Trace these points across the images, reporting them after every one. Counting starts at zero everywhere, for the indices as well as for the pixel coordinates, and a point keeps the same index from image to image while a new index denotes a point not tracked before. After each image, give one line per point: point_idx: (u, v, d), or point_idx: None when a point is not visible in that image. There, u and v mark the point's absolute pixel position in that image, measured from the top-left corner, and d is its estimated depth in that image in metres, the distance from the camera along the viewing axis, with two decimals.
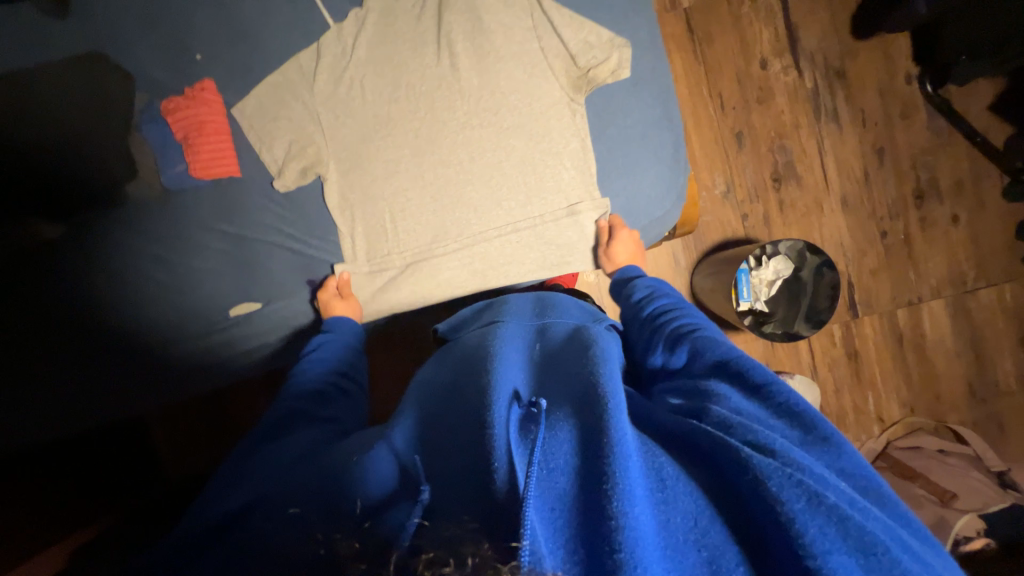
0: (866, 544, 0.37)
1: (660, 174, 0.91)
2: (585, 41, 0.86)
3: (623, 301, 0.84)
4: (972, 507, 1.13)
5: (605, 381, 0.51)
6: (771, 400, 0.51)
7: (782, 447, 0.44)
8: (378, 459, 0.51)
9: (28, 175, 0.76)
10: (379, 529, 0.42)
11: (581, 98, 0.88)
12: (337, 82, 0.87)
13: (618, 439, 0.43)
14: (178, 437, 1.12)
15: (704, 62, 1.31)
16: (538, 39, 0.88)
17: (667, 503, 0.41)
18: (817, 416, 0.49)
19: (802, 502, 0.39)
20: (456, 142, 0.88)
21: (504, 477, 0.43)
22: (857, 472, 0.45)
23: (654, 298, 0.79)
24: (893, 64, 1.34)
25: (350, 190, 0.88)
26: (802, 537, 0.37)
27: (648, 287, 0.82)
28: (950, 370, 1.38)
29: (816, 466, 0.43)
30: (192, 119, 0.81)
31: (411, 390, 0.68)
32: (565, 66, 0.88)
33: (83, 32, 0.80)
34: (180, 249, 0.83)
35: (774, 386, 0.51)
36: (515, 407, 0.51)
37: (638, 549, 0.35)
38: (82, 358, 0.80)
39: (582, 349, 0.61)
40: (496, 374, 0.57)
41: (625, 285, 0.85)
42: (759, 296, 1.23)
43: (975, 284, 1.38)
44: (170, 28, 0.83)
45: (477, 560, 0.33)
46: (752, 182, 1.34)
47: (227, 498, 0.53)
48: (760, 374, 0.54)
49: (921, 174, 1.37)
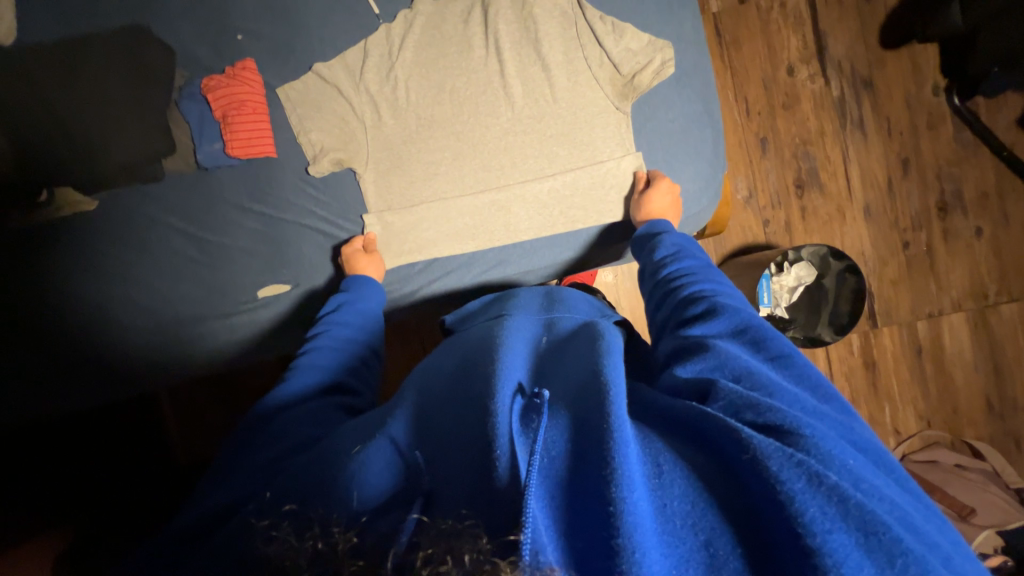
0: (868, 524, 0.35)
1: (698, 169, 0.91)
2: (627, 49, 0.86)
3: (644, 255, 0.79)
4: (989, 523, 1.15)
5: (608, 370, 0.50)
6: (786, 368, 0.52)
7: (791, 427, 0.42)
8: (376, 452, 0.50)
9: (65, 133, 0.77)
10: (375, 528, 0.41)
11: (627, 106, 0.88)
12: (376, 66, 0.87)
13: (619, 424, 0.42)
14: (191, 417, 1.13)
15: (731, 67, 1.31)
16: (582, 48, 0.88)
17: (662, 488, 0.39)
18: (829, 388, 0.50)
19: (802, 482, 0.37)
20: (496, 141, 0.88)
21: (505, 464, 0.42)
22: (846, 432, 0.46)
23: (679, 255, 0.75)
24: (921, 74, 1.34)
25: (383, 174, 0.87)
26: (801, 517, 0.35)
27: (675, 244, 0.77)
28: (968, 384, 1.37)
29: (829, 442, 0.42)
30: (231, 98, 0.81)
31: (413, 377, 0.65)
32: (609, 76, 0.88)
33: (126, 9, 0.81)
34: (212, 225, 0.84)
35: (792, 359, 0.52)
36: (518, 397, 0.49)
37: (635, 534, 0.34)
38: (103, 334, 0.81)
39: (591, 340, 0.59)
40: (501, 363, 0.55)
41: (650, 238, 0.80)
42: (779, 302, 1.23)
43: (996, 299, 1.37)
44: (214, 6, 0.84)
45: (474, 555, 0.32)
46: (775, 187, 1.34)
47: (245, 479, 0.54)
48: (778, 346, 0.54)
49: (946, 185, 1.36)
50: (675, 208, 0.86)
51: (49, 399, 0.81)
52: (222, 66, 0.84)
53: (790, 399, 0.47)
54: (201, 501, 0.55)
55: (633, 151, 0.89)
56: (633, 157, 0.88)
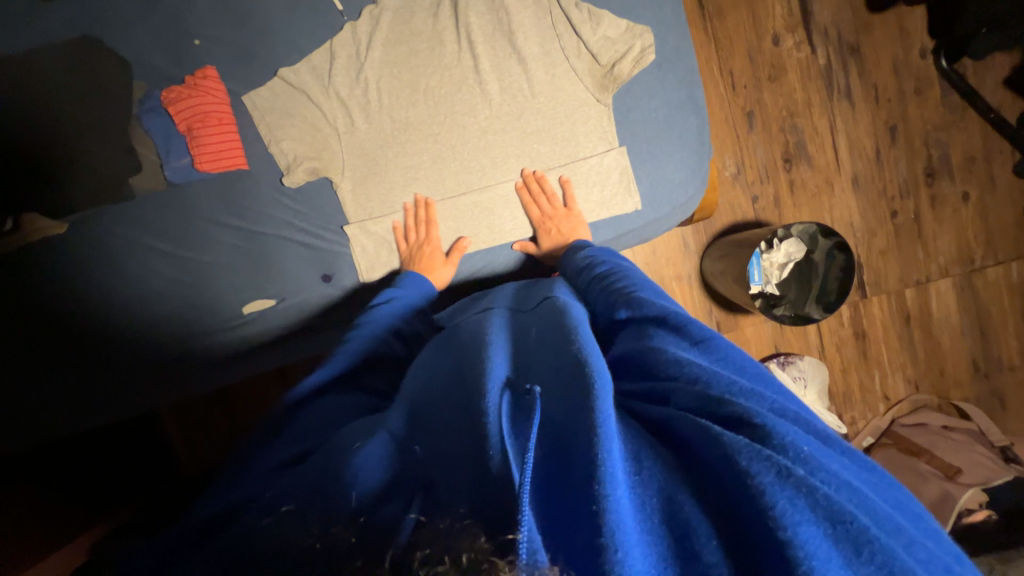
0: (835, 514, 0.35)
1: (683, 160, 0.89)
2: (604, 37, 0.83)
3: (567, 273, 0.78)
4: (976, 481, 1.18)
5: (590, 358, 0.48)
6: (713, 351, 0.50)
7: (747, 416, 0.41)
8: (375, 445, 0.51)
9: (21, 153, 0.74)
10: (377, 522, 0.41)
11: (608, 98, 0.85)
12: (345, 67, 0.83)
13: (603, 419, 0.41)
14: (191, 427, 1.13)
15: (715, 40, 1.28)
16: (558, 39, 0.85)
17: (642, 486, 0.39)
18: (765, 371, 0.50)
19: (771, 476, 0.36)
20: (476, 140, 0.86)
21: (498, 456, 0.42)
22: (775, 408, 0.43)
23: (596, 263, 0.74)
24: (908, 38, 1.31)
25: (361, 180, 0.85)
26: (772, 510, 0.35)
27: (589, 255, 0.76)
28: (955, 347, 1.40)
29: (782, 426, 0.40)
30: (195, 110, 0.78)
31: (414, 373, 0.64)
32: (587, 66, 0.85)
33: (72, 16, 0.76)
34: (191, 243, 0.82)
35: (714, 339, 0.50)
36: (508, 394, 0.49)
37: (621, 532, 0.34)
38: (89, 361, 0.79)
39: (565, 333, 0.55)
40: (491, 360, 0.54)
41: (570, 258, 0.79)
42: (769, 279, 1.23)
43: (983, 262, 1.39)
44: (167, 8, 0.79)
45: (472, 555, 0.32)
46: (762, 162, 1.32)
47: (236, 488, 0.53)
48: (698, 328, 0.52)
49: (933, 151, 1.35)
50: (572, 217, 0.85)
51: (47, 423, 0.80)
52: (182, 76, 0.80)
53: (726, 388, 0.44)
54: (197, 508, 0.54)
55: (616, 146, 0.87)
56: (618, 151, 0.87)
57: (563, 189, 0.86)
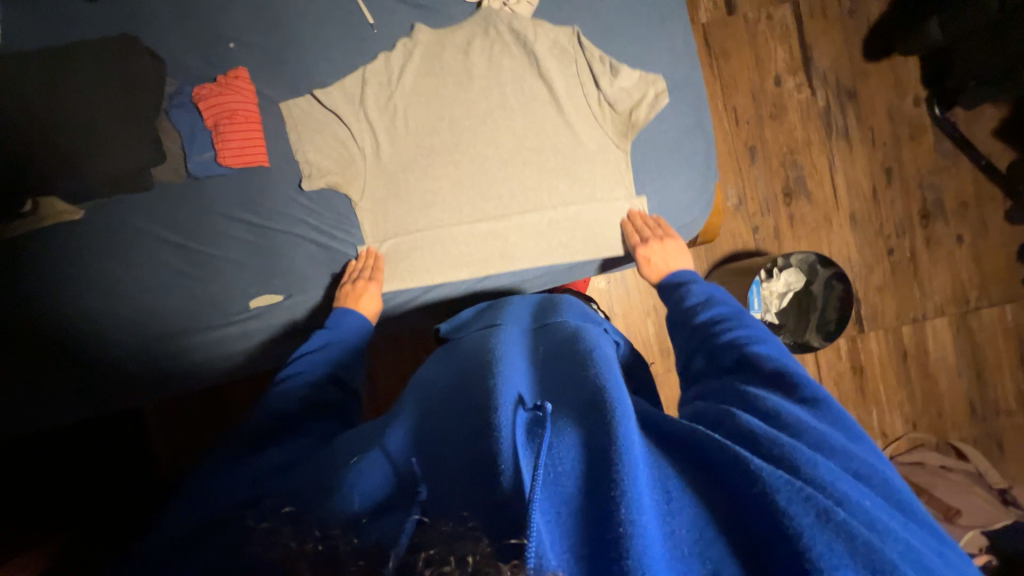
0: (877, 563, 0.34)
1: (690, 180, 0.93)
2: (621, 89, 0.89)
3: (671, 304, 0.78)
4: (976, 524, 1.16)
5: (610, 388, 0.48)
6: (819, 409, 0.50)
7: (807, 462, 0.41)
8: (372, 463, 0.48)
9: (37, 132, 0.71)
10: (376, 525, 0.40)
11: (628, 144, 0.90)
12: (370, 79, 0.87)
13: (626, 447, 0.40)
14: (175, 427, 1.10)
15: (720, 77, 1.34)
16: (582, 88, 0.90)
17: (670, 515, 0.38)
18: (863, 435, 0.49)
19: (810, 517, 0.36)
20: (492, 154, 0.89)
21: (509, 474, 0.40)
22: (861, 470, 0.44)
23: (711, 305, 0.73)
24: (903, 86, 1.38)
25: (377, 186, 0.88)
26: (809, 552, 0.34)
27: (704, 294, 0.76)
28: (952, 387, 1.40)
29: (835, 478, 0.41)
30: (223, 107, 0.80)
31: (413, 387, 0.64)
32: (607, 115, 0.90)
33: (114, 17, 0.80)
34: (203, 236, 0.83)
35: (826, 401, 0.50)
36: (520, 411, 0.48)
37: (645, 556, 0.33)
38: (92, 351, 0.79)
39: (581, 357, 0.56)
40: (500, 376, 0.53)
41: (677, 289, 0.80)
42: (769, 307, 1.24)
43: (977, 304, 1.41)
44: (205, 14, 0.83)
45: (478, 556, 0.32)
46: (764, 195, 1.36)
47: (228, 487, 0.51)
48: (814, 389, 0.52)
49: (928, 194, 1.40)
50: (675, 248, 0.87)
51: (41, 416, 0.79)
52: (214, 76, 0.83)
53: (817, 439, 0.45)
54: (184, 504, 0.52)
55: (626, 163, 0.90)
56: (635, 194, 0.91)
57: (658, 223, 0.90)
